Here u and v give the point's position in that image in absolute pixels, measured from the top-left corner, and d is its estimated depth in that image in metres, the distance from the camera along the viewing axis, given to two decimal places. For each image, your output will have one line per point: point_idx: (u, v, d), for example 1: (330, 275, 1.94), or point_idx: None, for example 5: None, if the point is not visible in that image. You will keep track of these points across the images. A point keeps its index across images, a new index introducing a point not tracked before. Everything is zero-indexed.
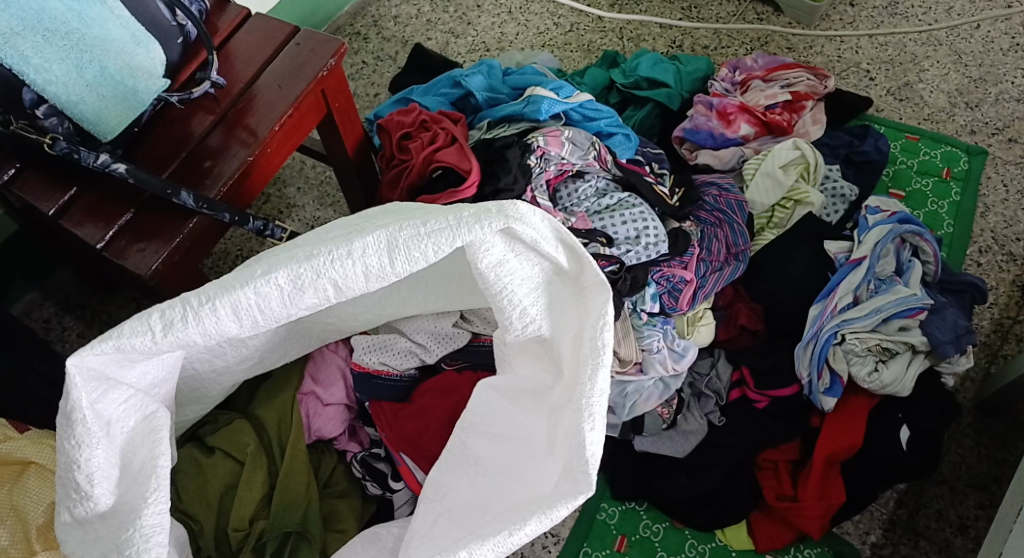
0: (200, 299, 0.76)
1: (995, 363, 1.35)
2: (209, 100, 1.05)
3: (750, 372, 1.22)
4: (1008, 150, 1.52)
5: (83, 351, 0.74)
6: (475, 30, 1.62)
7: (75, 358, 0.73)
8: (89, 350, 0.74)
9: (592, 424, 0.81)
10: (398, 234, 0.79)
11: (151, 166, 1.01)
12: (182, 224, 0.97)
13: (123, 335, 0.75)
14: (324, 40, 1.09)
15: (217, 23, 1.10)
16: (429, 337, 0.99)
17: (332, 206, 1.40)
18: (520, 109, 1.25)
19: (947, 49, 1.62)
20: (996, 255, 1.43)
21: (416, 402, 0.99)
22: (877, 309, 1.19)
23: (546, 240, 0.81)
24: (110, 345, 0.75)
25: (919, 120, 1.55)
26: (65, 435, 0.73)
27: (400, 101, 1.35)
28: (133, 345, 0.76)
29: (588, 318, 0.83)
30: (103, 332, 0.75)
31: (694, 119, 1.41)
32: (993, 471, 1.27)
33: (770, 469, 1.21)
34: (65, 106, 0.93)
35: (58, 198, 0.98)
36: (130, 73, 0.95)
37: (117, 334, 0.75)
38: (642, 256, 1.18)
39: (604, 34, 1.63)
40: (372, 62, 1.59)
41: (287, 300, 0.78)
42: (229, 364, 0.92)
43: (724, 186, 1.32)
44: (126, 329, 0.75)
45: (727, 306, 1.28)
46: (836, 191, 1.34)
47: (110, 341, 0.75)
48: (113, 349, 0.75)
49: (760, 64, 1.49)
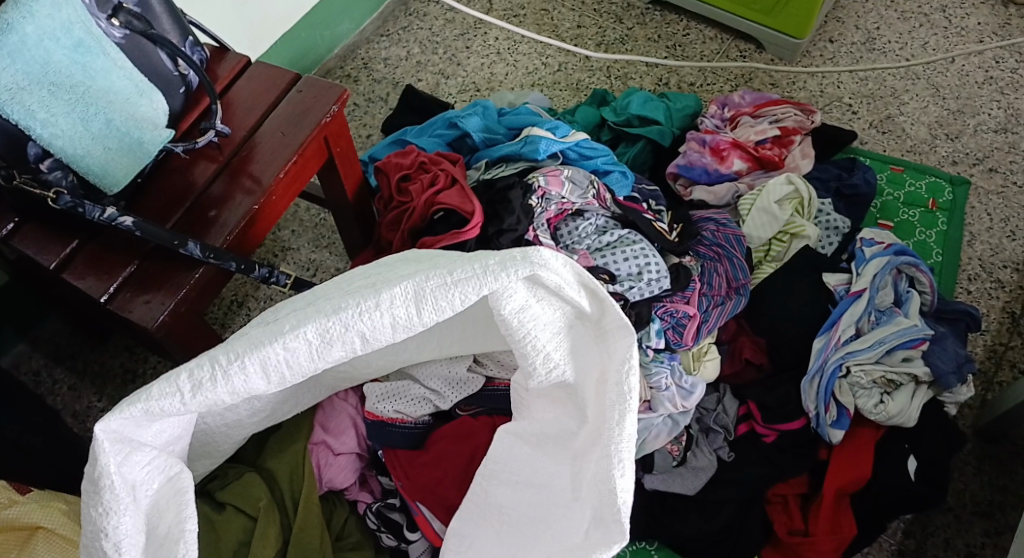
0: (229, 357, 0.75)
1: (991, 390, 1.37)
2: (212, 148, 1.04)
3: (757, 407, 1.22)
4: (989, 179, 1.55)
5: (110, 415, 0.72)
6: (464, 70, 1.63)
7: (103, 423, 0.72)
8: (117, 414, 0.73)
9: (622, 471, 0.80)
10: (425, 283, 0.78)
11: (155, 217, 0.99)
12: (188, 274, 0.95)
13: (152, 397, 0.73)
14: (327, 86, 1.08)
15: (217, 71, 1.09)
16: (443, 383, 0.98)
17: (328, 247, 1.38)
18: (518, 149, 1.25)
19: (925, 83, 1.66)
20: (985, 283, 1.46)
21: (431, 449, 0.98)
22: (880, 341, 1.21)
23: (570, 285, 0.80)
24: (139, 409, 0.73)
25: (902, 152, 1.58)
26: (94, 501, 0.72)
27: (395, 142, 1.35)
28: (162, 407, 0.74)
29: (612, 362, 0.83)
30: (131, 395, 0.74)
31: (687, 155, 1.42)
32: (997, 497, 1.28)
33: (780, 503, 1.21)
34: (70, 160, 0.92)
35: (59, 251, 0.95)
36: (134, 124, 0.94)
37: (145, 398, 0.73)
38: (646, 293, 1.17)
39: (592, 73, 1.64)
40: (363, 104, 1.58)
41: (315, 354, 0.77)
42: (241, 418, 0.89)
43: (721, 222, 1.32)
44: (155, 391, 0.74)
45: (731, 340, 1.29)
46: (830, 224, 1.36)
47: (138, 404, 0.74)
48: (140, 413, 0.73)
49: (748, 100, 1.51)
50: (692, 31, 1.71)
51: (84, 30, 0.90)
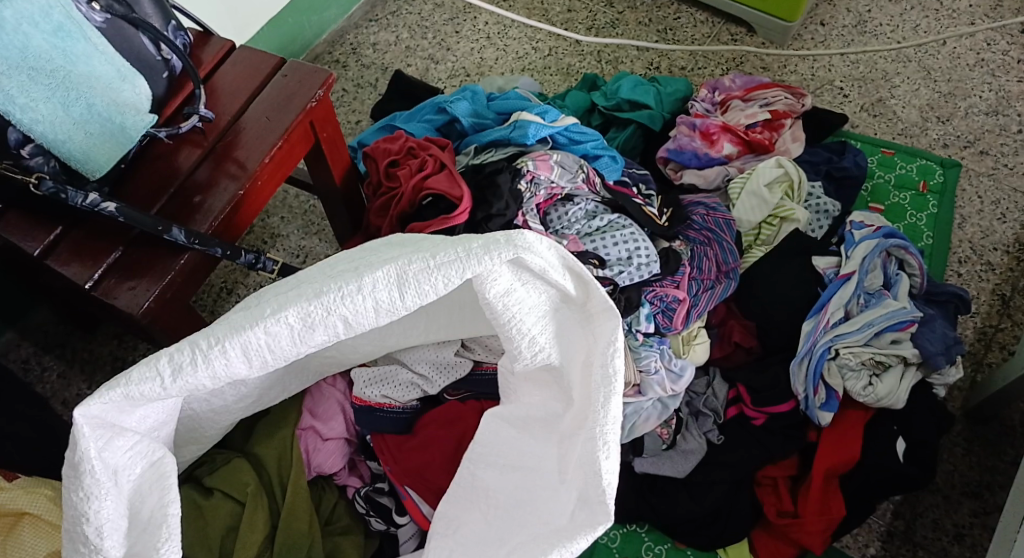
0: (209, 342, 0.75)
1: (981, 371, 1.37)
2: (196, 134, 1.03)
3: (747, 389, 1.23)
4: (980, 162, 1.55)
5: (89, 399, 0.72)
6: (454, 55, 1.62)
7: (82, 408, 0.72)
8: (96, 398, 0.73)
9: (607, 453, 0.81)
10: (407, 267, 0.78)
11: (139, 202, 0.99)
12: (173, 260, 0.95)
13: (131, 382, 0.74)
14: (312, 71, 1.08)
15: (201, 56, 1.09)
16: (431, 367, 0.98)
17: (317, 234, 1.38)
18: (507, 134, 1.24)
19: (917, 65, 1.65)
20: (976, 265, 1.46)
21: (420, 434, 0.98)
22: (868, 323, 1.21)
23: (554, 268, 0.81)
24: (118, 393, 0.73)
25: (893, 136, 1.58)
26: (75, 486, 0.72)
27: (384, 128, 1.35)
28: (141, 391, 0.74)
29: (597, 345, 0.84)
30: (110, 379, 0.74)
31: (678, 139, 1.42)
32: (986, 478, 1.29)
33: (769, 485, 1.21)
34: (51, 145, 0.92)
35: (44, 238, 0.96)
36: (117, 110, 0.94)
37: (125, 382, 0.74)
38: (635, 277, 1.17)
39: (583, 58, 1.64)
40: (352, 89, 1.58)
41: (296, 339, 0.77)
42: (227, 404, 0.90)
43: (710, 206, 1.32)
44: (134, 376, 0.74)
45: (720, 323, 1.29)
46: (820, 207, 1.35)
47: (118, 389, 0.74)
48: (120, 397, 0.74)
49: (739, 84, 1.51)
50: (683, 14, 1.71)
51: (64, 14, 0.90)
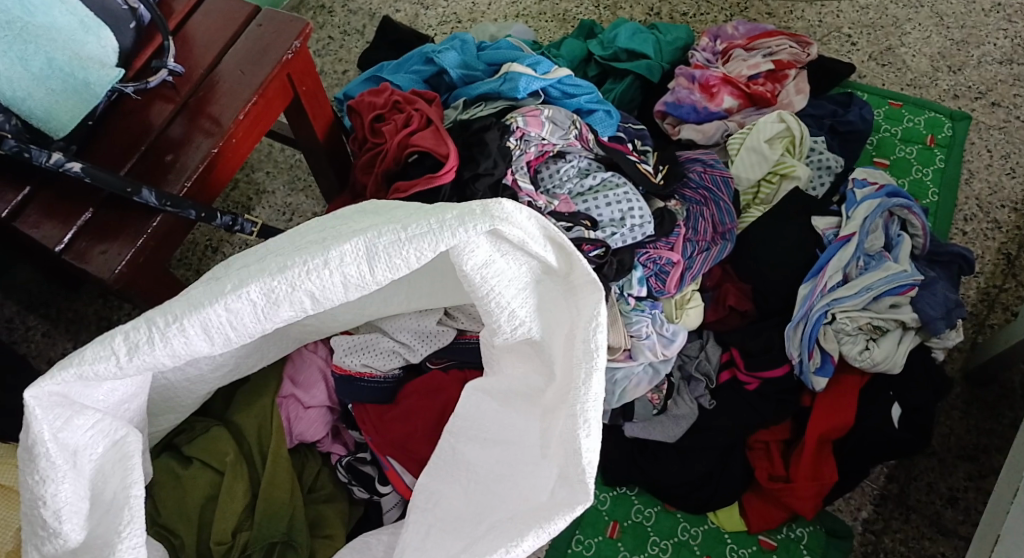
0: (166, 319, 0.72)
1: (982, 333, 1.34)
2: (167, 88, 0.99)
3: (740, 353, 1.20)
4: (991, 114, 1.49)
5: (41, 380, 0.70)
6: (445, 0, 1.56)
7: (33, 389, 0.70)
8: (48, 379, 0.70)
9: (588, 431, 0.79)
10: (378, 240, 0.75)
11: (109, 162, 0.95)
12: (144, 224, 0.92)
13: (84, 361, 0.71)
14: (288, 20, 1.03)
15: (173, 5, 1.04)
16: (413, 336, 0.95)
17: (304, 191, 1.34)
18: (497, 87, 1.20)
19: (929, 11, 1.58)
20: (982, 223, 1.42)
21: (401, 404, 0.95)
22: (868, 287, 1.17)
23: (534, 239, 0.78)
24: (72, 373, 0.71)
25: (902, 86, 1.52)
26: (30, 468, 0.70)
27: (370, 79, 1.29)
28: (96, 371, 0.72)
29: (580, 318, 0.81)
30: (64, 358, 0.71)
31: (676, 92, 1.36)
32: (982, 441, 1.27)
33: (761, 449, 1.19)
34: (10, 102, 0.88)
35: (11, 199, 0.92)
36: (79, 64, 0.90)
37: (78, 361, 0.71)
38: (629, 239, 1.13)
39: (580, 3, 1.57)
40: (339, 37, 1.52)
41: (260, 315, 0.74)
42: (203, 372, 0.87)
43: (708, 162, 1.27)
44: (88, 354, 0.71)
45: (715, 287, 1.25)
46: (822, 163, 1.31)
47: (71, 368, 0.71)
48: (74, 377, 0.71)
49: (741, 32, 1.45)
50: None
51: None
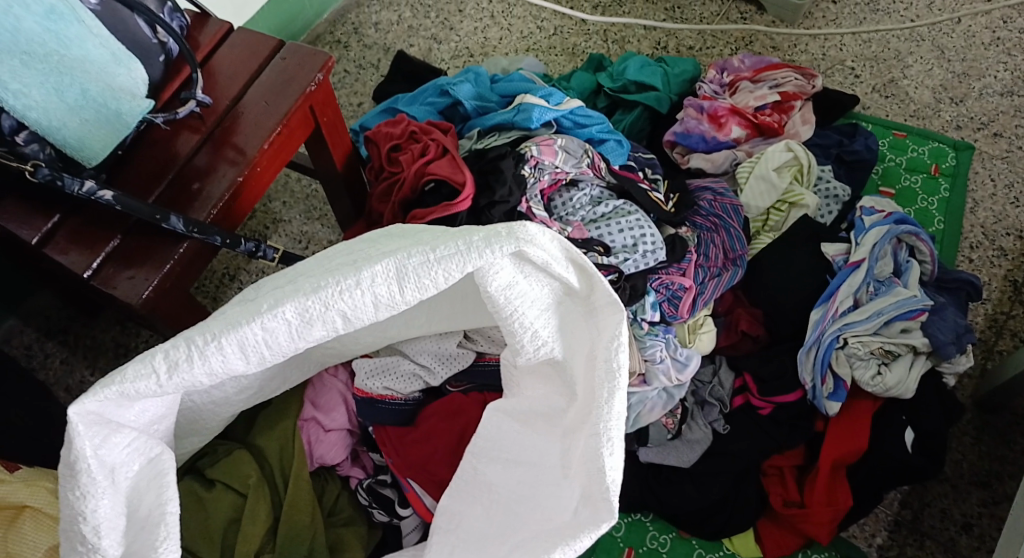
0: (205, 338, 0.73)
1: (991, 359, 1.35)
2: (194, 119, 1.01)
3: (753, 379, 1.21)
4: (993, 144, 1.52)
5: (84, 397, 0.71)
6: (457, 35, 1.59)
7: (76, 406, 0.70)
8: (91, 396, 0.71)
9: (611, 449, 0.80)
10: (407, 261, 0.77)
11: (136, 190, 0.97)
12: (172, 249, 0.94)
13: (126, 379, 0.72)
14: (311, 53, 1.05)
15: (199, 38, 1.06)
16: (433, 359, 0.96)
17: (320, 219, 1.36)
18: (510, 118, 1.22)
19: (930, 45, 1.62)
20: (988, 250, 1.43)
21: (422, 425, 0.97)
22: (879, 312, 1.19)
23: (557, 261, 0.79)
24: (114, 390, 0.72)
25: (905, 117, 1.55)
26: (70, 484, 0.71)
27: (386, 110, 1.32)
28: (137, 389, 0.73)
29: (601, 338, 0.82)
30: (105, 376, 0.72)
31: (685, 122, 1.39)
32: (995, 467, 1.28)
33: (775, 475, 1.20)
34: (45, 132, 0.90)
35: (41, 226, 0.93)
36: (111, 94, 0.92)
37: (119, 380, 0.72)
38: (641, 265, 1.15)
39: (588, 37, 1.60)
40: (354, 71, 1.55)
41: (294, 334, 0.75)
42: (228, 395, 0.89)
43: (718, 191, 1.29)
44: (130, 373, 0.72)
45: (727, 312, 1.26)
46: (830, 192, 1.33)
47: (113, 386, 0.72)
48: (116, 395, 0.72)
49: (748, 64, 1.48)
50: None
51: None
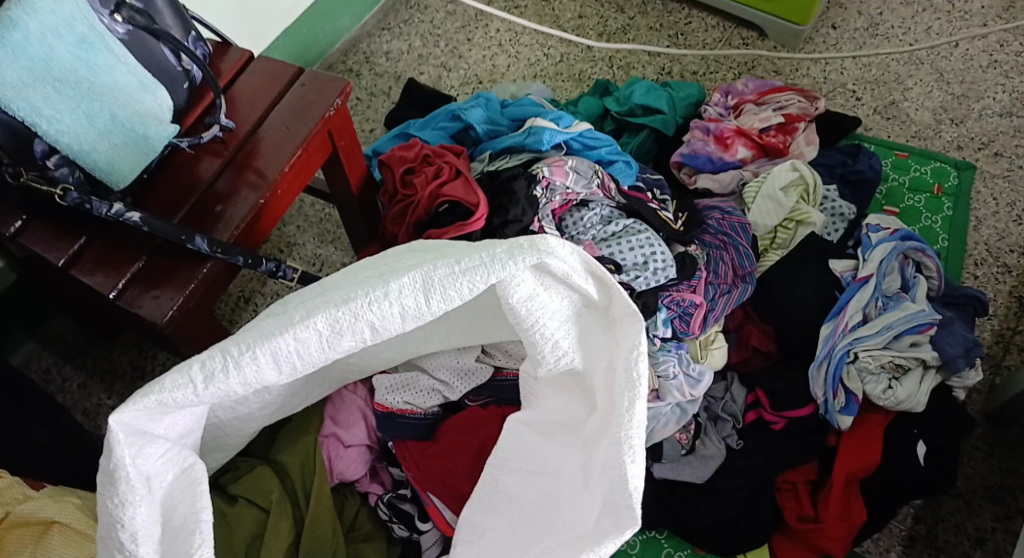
0: (240, 348, 0.75)
1: (999, 374, 1.37)
2: (217, 143, 1.03)
3: (765, 394, 1.23)
4: (995, 164, 1.54)
5: (124, 407, 0.73)
6: (466, 63, 1.62)
7: (117, 415, 0.72)
8: (130, 406, 0.73)
9: (633, 457, 0.81)
10: (433, 273, 0.78)
11: (160, 213, 0.99)
12: (196, 269, 0.95)
13: (164, 390, 0.74)
14: (330, 80, 1.08)
15: (220, 66, 1.09)
16: (451, 374, 0.98)
17: (333, 242, 1.38)
18: (521, 141, 1.24)
19: (929, 68, 1.64)
20: (992, 267, 1.45)
21: (441, 440, 0.98)
22: (888, 326, 1.20)
23: (577, 272, 0.81)
24: (152, 400, 0.73)
25: (907, 138, 1.57)
26: (110, 492, 0.72)
27: (399, 135, 1.35)
28: (175, 398, 0.74)
29: (620, 348, 0.83)
30: (143, 386, 0.74)
31: (692, 143, 1.41)
32: (1007, 482, 1.29)
33: (789, 490, 1.21)
34: (77, 156, 0.93)
35: (67, 248, 0.95)
36: (139, 120, 0.95)
37: (158, 389, 0.74)
38: (652, 282, 1.16)
39: (594, 64, 1.63)
40: (366, 98, 1.58)
41: (325, 345, 0.77)
42: (252, 411, 0.90)
43: (726, 210, 1.31)
44: (168, 383, 0.74)
45: (738, 328, 1.28)
46: (836, 210, 1.36)
47: (151, 396, 0.74)
48: (153, 404, 0.74)
49: (751, 88, 1.51)
50: (694, 18, 1.69)
51: (87, 26, 0.90)
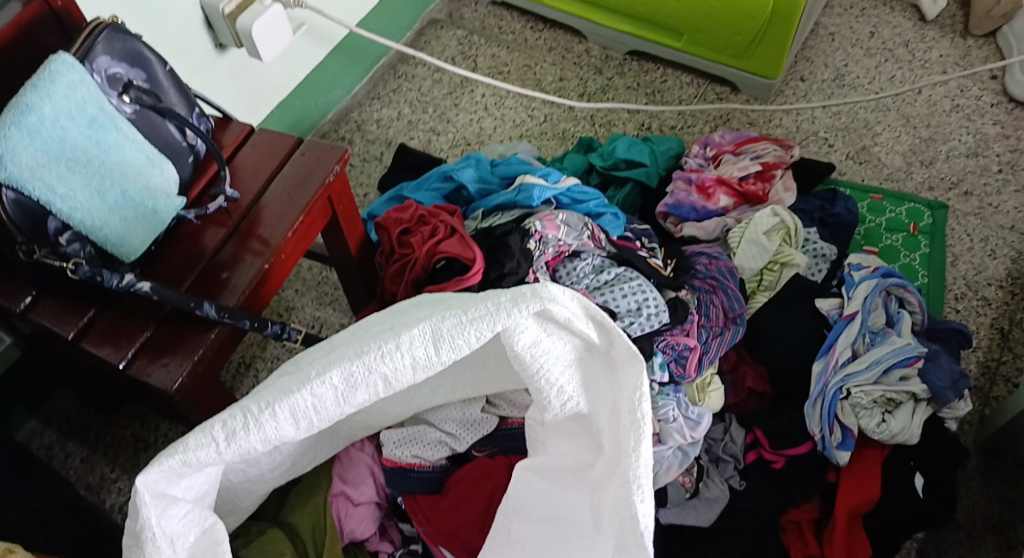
0: (259, 406, 0.79)
1: (989, 405, 1.40)
2: (221, 214, 1.06)
3: (764, 434, 1.25)
4: (966, 202, 1.59)
5: (149, 468, 0.77)
6: (454, 127, 1.67)
7: (142, 478, 0.76)
8: (155, 467, 0.77)
9: (642, 496, 0.82)
10: (442, 323, 0.82)
11: (168, 282, 1.02)
12: (203, 335, 0.97)
13: (188, 449, 0.78)
14: (329, 148, 1.11)
15: (222, 139, 1.13)
16: (458, 425, 0.99)
17: (331, 304, 1.40)
18: (512, 198, 1.28)
19: (895, 114, 1.71)
20: (972, 301, 1.49)
21: (451, 493, 0.99)
22: (877, 361, 1.23)
23: (578, 317, 0.83)
24: (177, 460, 0.77)
25: (880, 181, 1.63)
26: (138, 553, 0.77)
27: (393, 198, 1.38)
28: (198, 457, 0.78)
29: (623, 390, 0.85)
30: (169, 447, 0.78)
31: (675, 194, 1.45)
32: (1006, 512, 1.30)
33: (793, 530, 1.22)
34: (88, 231, 0.96)
35: (77, 321, 0.97)
36: (149, 194, 0.98)
37: (182, 449, 0.78)
38: (646, 327, 1.19)
39: (577, 123, 1.68)
40: (359, 164, 1.62)
41: (340, 399, 0.81)
42: (263, 472, 0.91)
43: (713, 255, 1.35)
44: (191, 443, 0.78)
45: (732, 369, 1.31)
46: (818, 252, 1.40)
47: (176, 456, 0.78)
48: (178, 464, 0.78)
49: (728, 139, 1.56)
50: (669, 76, 1.75)
51: (97, 108, 0.95)
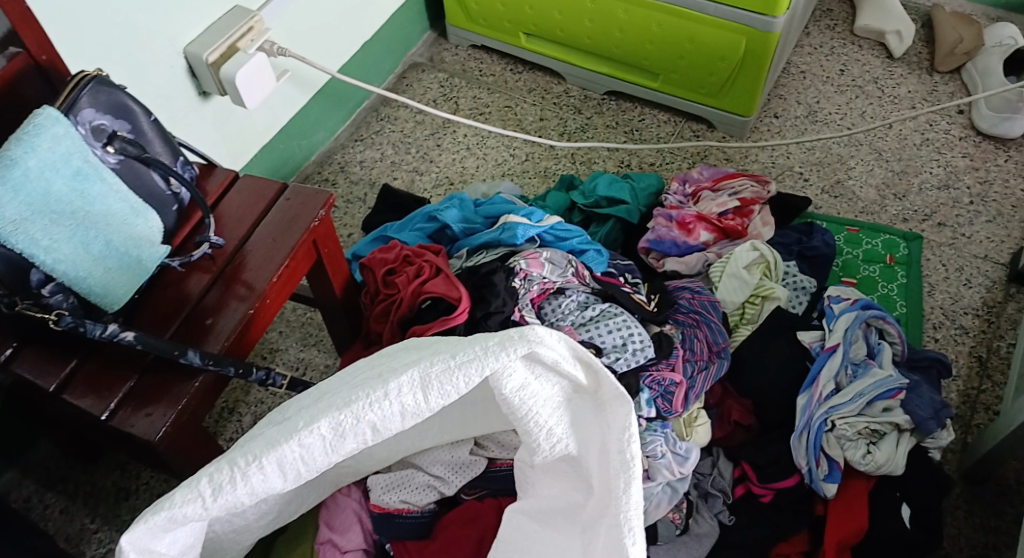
0: (246, 459, 0.78)
1: (970, 432, 1.41)
2: (205, 260, 1.06)
3: (751, 467, 1.25)
4: (940, 233, 1.62)
5: (134, 526, 0.76)
6: (437, 167, 1.68)
7: (128, 535, 0.76)
8: (140, 525, 0.76)
9: (634, 538, 0.81)
10: (430, 369, 0.81)
11: (151, 330, 1.01)
12: (188, 384, 0.96)
13: (174, 504, 0.77)
14: (313, 193, 1.11)
15: (207, 186, 1.12)
16: (446, 468, 0.99)
17: (316, 345, 1.39)
18: (497, 236, 1.29)
19: (868, 148, 1.74)
20: (950, 329, 1.51)
21: (440, 536, 0.98)
22: (860, 393, 1.24)
23: (565, 359, 0.83)
24: (164, 516, 0.77)
25: (855, 214, 1.65)
26: None
27: (377, 238, 1.38)
28: (185, 513, 0.78)
29: (612, 431, 0.85)
30: (155, 503, 0.77)
31: (656, 230, 1.47)
32: (991, 539, 1.31)
33: None
34: (72, 282, 0.94)
35: (59, 372, 0.96)
36: (133, 244, 0.98)
37: (168, 506, 0.77)
38: (632, 362, 1.19)
39: (558, 160, 1.70)
40: (342, 205, 1.62)
41: (328, 449, 0.81)
42: (249, 521, 0.89)
43: (695, 289, 1.35)
44: (178, 498, 0.77)
45: (718, 404, 1.31)
46: (798, 285, 1.41)
47: (161, 513, 0.77)
48: (164, 520, 0.77)
49: (706, 174, 1.57)
50: (647, 115, 1.78)
51: (82, 159, 0.95)
